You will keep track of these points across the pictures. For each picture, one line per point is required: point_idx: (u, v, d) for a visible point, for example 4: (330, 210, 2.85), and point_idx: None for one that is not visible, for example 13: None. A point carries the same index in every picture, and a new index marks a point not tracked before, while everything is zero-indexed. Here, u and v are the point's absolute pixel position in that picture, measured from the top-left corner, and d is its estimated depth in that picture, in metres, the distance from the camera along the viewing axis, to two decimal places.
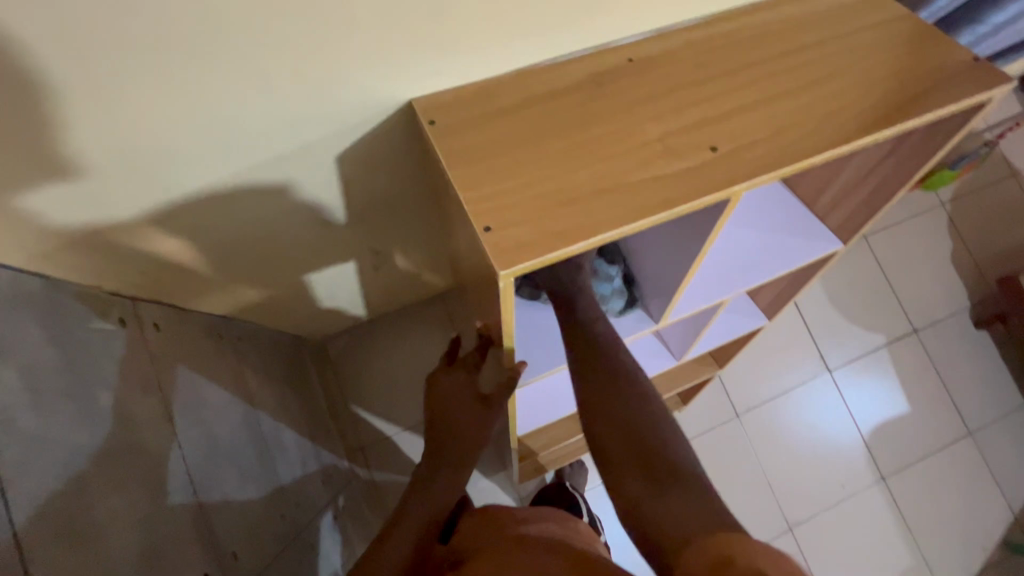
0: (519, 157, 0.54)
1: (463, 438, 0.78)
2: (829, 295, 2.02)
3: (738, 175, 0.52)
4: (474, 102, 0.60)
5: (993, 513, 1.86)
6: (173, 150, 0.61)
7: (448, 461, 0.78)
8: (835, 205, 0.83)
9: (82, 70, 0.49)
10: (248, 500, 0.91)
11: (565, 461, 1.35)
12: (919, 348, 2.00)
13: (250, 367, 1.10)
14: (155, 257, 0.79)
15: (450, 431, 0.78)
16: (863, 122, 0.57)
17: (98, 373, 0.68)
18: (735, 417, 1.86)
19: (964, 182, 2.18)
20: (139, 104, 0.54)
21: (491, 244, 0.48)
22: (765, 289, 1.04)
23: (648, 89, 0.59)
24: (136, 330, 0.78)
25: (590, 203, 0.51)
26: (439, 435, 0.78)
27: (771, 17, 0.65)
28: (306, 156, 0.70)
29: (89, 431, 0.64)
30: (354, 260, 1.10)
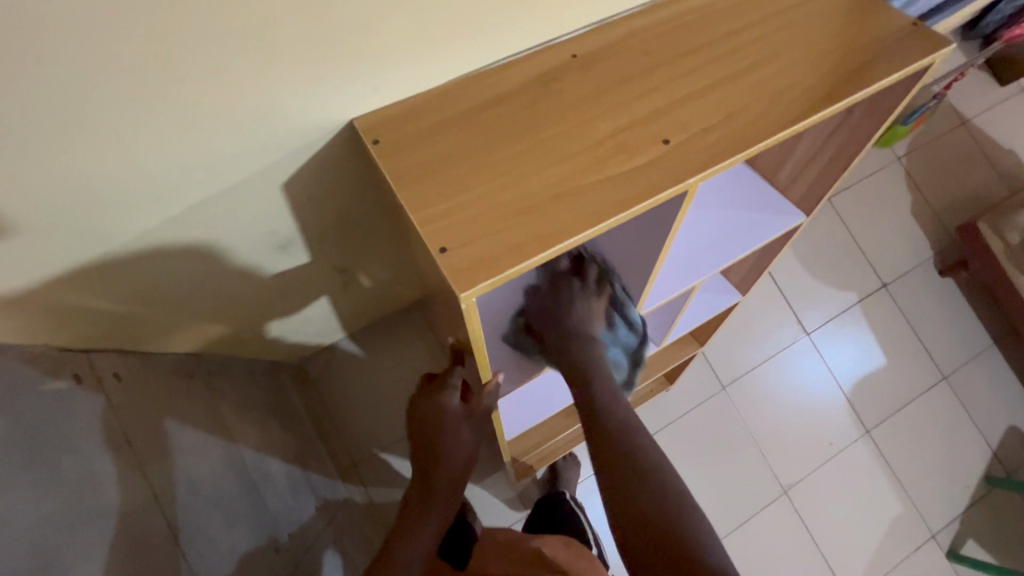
0: (469, 168, 0.52)
1: (454, 456, 0.77)
2: (800, 259, 2.06)
3: (692, 167, 0.51)
4: (418, 114, 0.58)
5: (973, 451, 1.93)
6: (106, 196, 0.58)
7: (441, 478, 0.78)
8: (795, 178, 0.83)
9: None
10: (235, 541, 0.89)
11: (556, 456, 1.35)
12: (889, 302, 2.05)
13: (226, 403, 1.06)
14: (104, 305, 0.75)
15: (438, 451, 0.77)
16: (811, 98, 0.56)
17: (57, 437, 0.64)
18: (722, 389, 1.89)
19: (916, 135, 2.23)
20: (56, 157, 0.51)
21: (447, 266, 0.46)
22: (736, 266, 1.04)
23: (595, 84, 0.57)
24: (95, 384, 0.74)
25: (545, 212, 0.49)
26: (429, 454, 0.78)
27: None
28: (251, 185, 0.67)
29: (53, 502, 0.60)
30: (322, 280, 1.07)
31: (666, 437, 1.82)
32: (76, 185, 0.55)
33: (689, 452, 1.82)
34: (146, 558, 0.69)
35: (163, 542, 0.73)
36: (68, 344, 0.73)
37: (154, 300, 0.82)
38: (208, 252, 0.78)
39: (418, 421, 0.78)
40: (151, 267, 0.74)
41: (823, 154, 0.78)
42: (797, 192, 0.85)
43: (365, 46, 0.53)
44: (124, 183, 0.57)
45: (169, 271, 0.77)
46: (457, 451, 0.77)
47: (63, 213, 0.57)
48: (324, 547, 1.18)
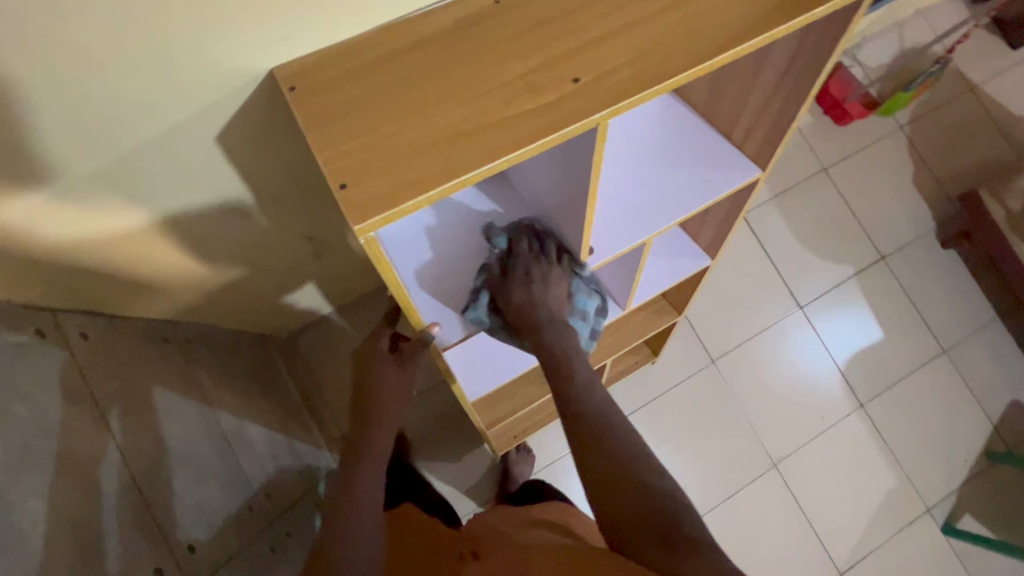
0: (377, 109, 0.53)
1: (390, 404, 0.83)
2: (793, 232, 2.02)
3: (599, 104, 0.51)
4: (338, 62, 0.59)
5: (973, 425, 1.89)
6: (39, 146, 0.60)
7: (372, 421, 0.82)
8: (749, 132, 0.82)
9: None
10: (205, 495, 0.93)
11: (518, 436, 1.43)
12: (887, 274, 2.01)
13: (203, 369, 1.10)
14: (63, 263, 0.78)
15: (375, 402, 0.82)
16: (728, 36, 0.56)
17: (14, 384, 0.68)
18: (711, 362, 1.88)
19: (919, 103, 2.16)
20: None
21: (344, 201, 0.47)
22: (703, 228, 1.03)
23: (512, 27, 0.57)
24: (59, 341, 0.78)
25: (446, 149, 0.50)
26: (366, 411, 0.82)
27: None
28: (190, 141, 0.69)
29: (6, 443, 0.64)
30: (290, 248, 1.09)
31: (654, 410, 1.82)
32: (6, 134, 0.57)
33: (677, 425, 1.82)
34: (102, 503, 0.73)
35: (123, 488, 0.77)
36: (33, 300, 0.77)
37: (118, 261, 0.85)
38: (162, 213, 0.80)
39: (356, 382, 0.85)
40: (108, 225, 0.77)
41: (773, 104, 0.77)
42: (753, 146, 0.84)
43: None
44: (53, 133, 0.60)
45: (123, 230, 0.80)
46: (393, 397, 0.83)
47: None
48: (301, 509, 1.23)
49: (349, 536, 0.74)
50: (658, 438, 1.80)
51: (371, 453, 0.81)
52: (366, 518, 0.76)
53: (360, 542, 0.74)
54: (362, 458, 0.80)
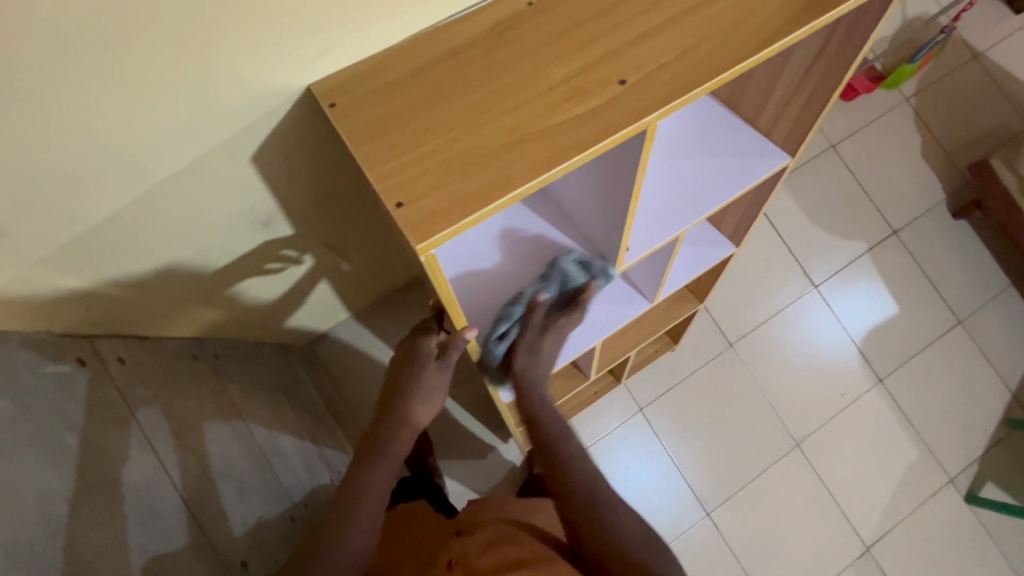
0: (423, 123, 0.52)
1: (418, 407, 0.82)
2: (804, 211, 2.01)
3: (649, 105, 0.51)
4: (375, 75, 0.58)
5: (992, 393, 1.90)
6: (76, 176, 0.59)
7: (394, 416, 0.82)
8: (777, 119, 0.82)
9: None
10: (250, 510, 0.93)
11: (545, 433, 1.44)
12: (900, 249, 2.00)
13: (233, 384, 1.10)
14: (100, 290, 0.78)
15: (401, 402, 0.81)
16: (772, 26, 0.55)
17: (63, 414, 0.68)
18: (729, 346, 1.88)
19: (925, 73, 2.14)
20: (16, 136, 0.52)
21: (404, 219, 0.47)
22: (727, 216, 1.03)
23: (550, 30, 0.56)
24: (100, 367, 0.78)
25: (501, 159, 0.49)
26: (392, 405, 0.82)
27: None
28: (221, 161, 0.68)
29: (62, 473, 0.64)
30: (313, 259, 1.08)
31: (675, 397, 1.83)
32: (45, 164, 0.56)
33: (698, 410, 1.82)
34: (162, 523, 0.74)
35: (176, 509, 0.77)
36: (69, 331, 0.77)
37: (150, 284, 0.85)
38: (195, 235, 0.80)
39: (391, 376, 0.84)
40: (144, 249, 0.77)
41: (803, 91, 0.76)
42: (781, 133, 0.83)
43: (314, 8, 0.53)
44: (92, 162, 0.59)
45: (156, 254, 0.79)
46: (425, 403, 0.82)
47: (39, 194, 0.59)
48: None
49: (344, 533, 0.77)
50: (680, 425, 1.80)
51: (385, 453, 0.82)
52: (372, 516, 0.80)
53: (353, 539, 0.77)
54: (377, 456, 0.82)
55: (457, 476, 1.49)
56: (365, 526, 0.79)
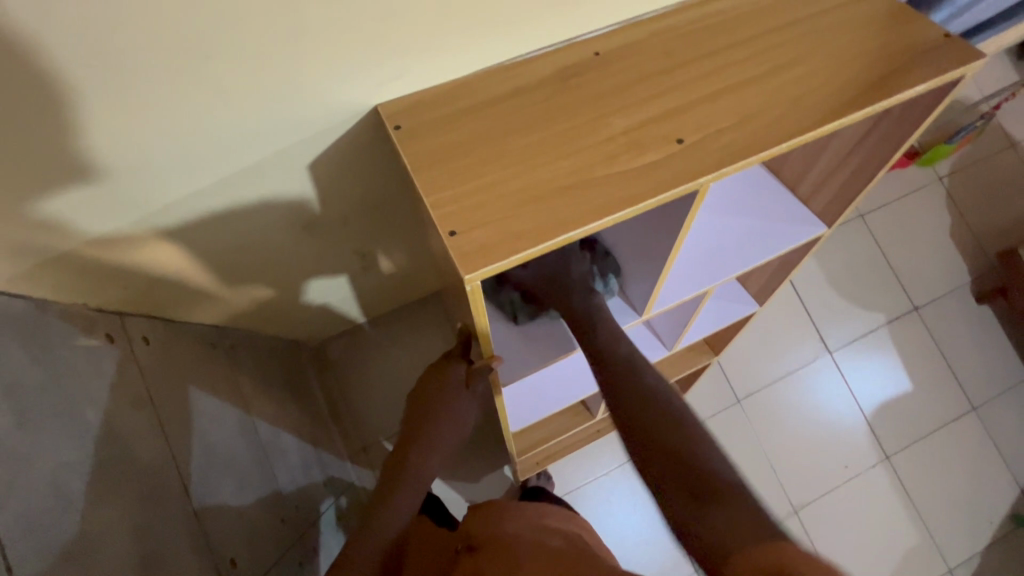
0: (483, 156, 0.54)
1: (445, 433, 0.84)
2: (826, 276, 2.01)
3: (705, 167, 0.52)
4: (438, 104, 0.60)
5: (1000, 487, 1.85)
6: (142, 164, 0.61)
7: (420, 442, 0.83)
8: (818, 188, 0.83)
9: (30, 87, 0.48)
10: (245, 507, 0.92)
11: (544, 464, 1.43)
12: (919, 326, 1.98)
13: (245, 376, 1.11)
14: (142, 270, 0.79)
15: (428, 427, 0.83)
16: (833, 104, 0.56)
17: (86, 387, 0.68)
18: (737, 402, 1.86)
19: (960, 156, 2.15)
20: (98, 122, 0.54)
21: (456, 248, 0.48)
22: (755, 275, 1.03)
23: (613, 82, 0.58)
24: (126, 344, 0.79)
25: (555, 201, 0.50)
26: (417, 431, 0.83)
27: (730, 5, 0.64)
28: (278, 164, 0.70)
29: (77, 446, 0.64)
30: (342, 263, 1.10)
31: None
32: (111, 145, 0.57)
33: None
34: (163, 510, 0.73)
35: (178, 496, 0.77)
36: (103, 305, 0.78)
37: (185, 269, 0.86)
38: (238, 228, 0.82)
39: (414, 402, 0.85)
40: (184, 232, 0.77)
41: (848, 165, 0.77)
42: (820, 202, 0.84)
43: (396, 35, 0.55)
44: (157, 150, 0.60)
45: (197, 243, 0.81)
46: (451, 429, 0.84)
47: (97, 172, 0.60)
48: (330, 520, 1.23)
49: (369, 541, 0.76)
50: None
51: (411, 478, 0.82)
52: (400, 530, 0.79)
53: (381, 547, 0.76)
54: (403, 481, 0.81)
55: (449, 497, 1.47)
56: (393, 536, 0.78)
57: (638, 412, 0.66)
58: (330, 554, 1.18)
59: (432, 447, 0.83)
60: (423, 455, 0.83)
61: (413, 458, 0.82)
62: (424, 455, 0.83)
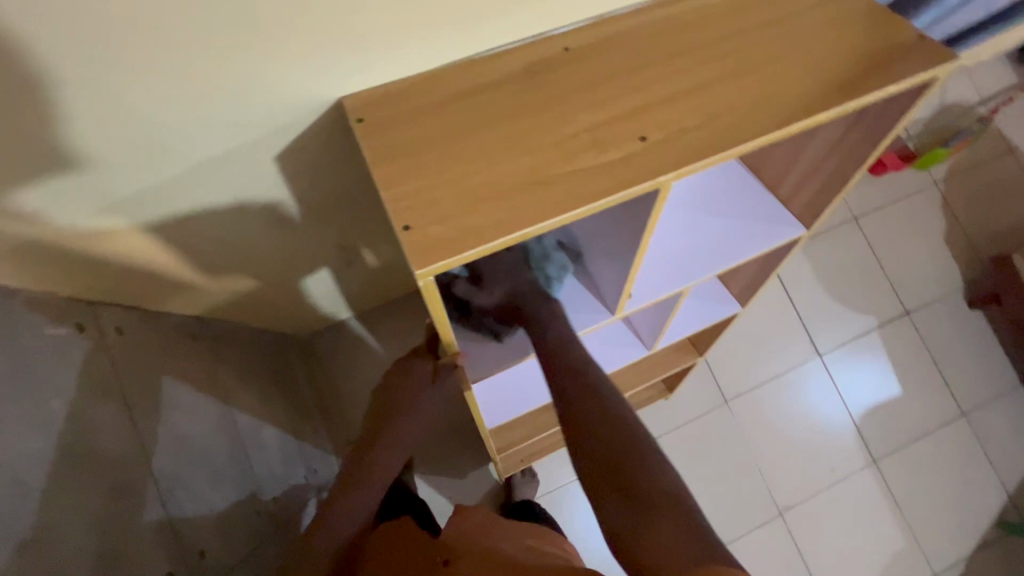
0: (443, 152, 0.53)
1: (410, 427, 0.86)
2: (818, 278, 2.00)
3: (666, 166, 0.51)
4: (404, 97, 0.59)
5: (988, 493, 1.84)
6: (106, 155, 0.60)
7: (384, 436, 0.85)
8: (797, 190, 0.82)
9: None
10: (219, 499, 0.92)
11: (526, 461, 1.43)
12: (910, 330, 1.98)
13: (225, 367, 1.11)
14: (114, 261, 0.79)
15: (393, 422, 0.85)
16: (801, 104, 0.55)
17: (52, 378, 0.68)
18: (725, 403, 1.86)
19: (956, 160, 2.14)
20: (57, 112, 0.53)
21: (409, 243, 0.48)
22: (737, 276, 1.02)
23: (579, 79, 0.58)
24: (97, 336, 0.79)
25: (512, 198, 0.50)
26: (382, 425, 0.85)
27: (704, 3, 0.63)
28: (246, 157, 0.69)
29: (39, 438, 0.64)
30: (323, 256, 1.10)
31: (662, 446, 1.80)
32: (71, 138, 0.56)
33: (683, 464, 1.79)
34: (129, 501, 0.73)
35: (145, 487, 0.76)
36: (76, 295, 0.78)
37: (159, 262, 0.85)
38: (212, 220, 0.81)
39: (381, 395, 0.85)
40: (156, 224, 0.77)
41: (826, 167, 0.76)
42: (800, 204, 0.83)
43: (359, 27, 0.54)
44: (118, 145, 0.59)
45: (167, 234, 0.80)
46: (416, 423, 0.86)
47: (59, 162, 0.59)
48: (309, 514, 1.23)
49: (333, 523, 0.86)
50: None
51: (375, 470, 0.87)
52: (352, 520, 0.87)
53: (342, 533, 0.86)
54: (365, 473, 0.86)
55: (433, 491, 1.47)
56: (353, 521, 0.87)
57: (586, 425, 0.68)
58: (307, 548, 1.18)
59: (396, 441, 0.87)
60: (388, 448, 0.87)
61: (377, 451, 0.86)
62: (388, 448, 0.87)
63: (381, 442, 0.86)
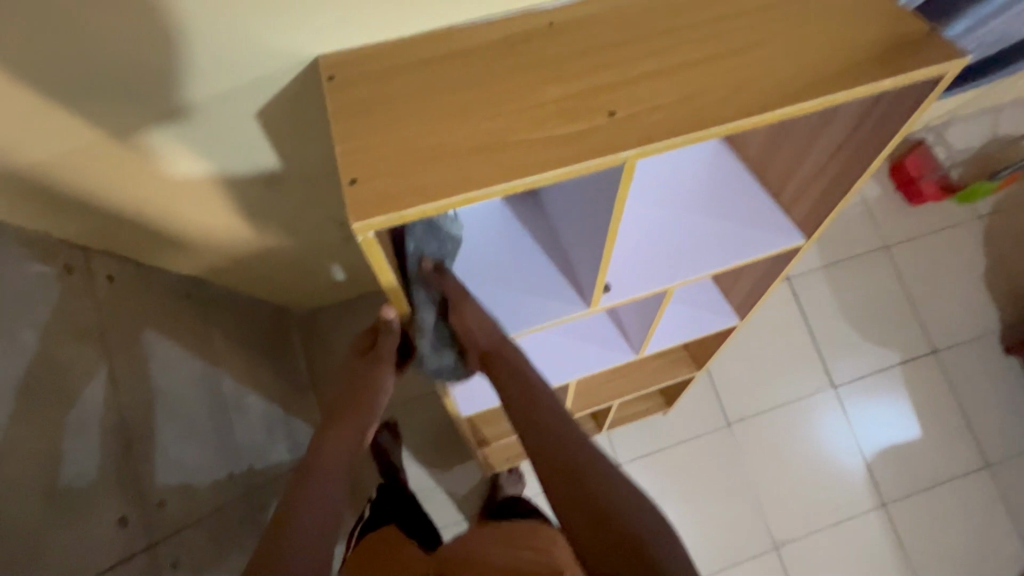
0: (404, 113, 0.52)
1: (362, 404, 0.78)
2: (841, 307, 1.90)
3: (629, 141, 0.49)
4: (379, 59, 0.59)
5: (1009, 553, 1.70)
6: (88, 109, 0.61)
7: (337, 415, 0.78)
8: (799, 196, 0.78)
9: None
10: (189, 455, 0.93)
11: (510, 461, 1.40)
12: (937, 371, 1.86)
13: (217, 330, 1.13)
14: (107, 214, 0.80)
15: (349, 401, 0.79)
16: (786, 91, 0.52)
17: (29, 313, 0.70)
18: (726, 425, 1.78)
19: (1004, 195, 2.00)
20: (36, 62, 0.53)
21: (352, 195, 0.47)
22: (737, 284, 0.98)
23: (557, 52, 0.56)
24: (85, 279, 0.81)
25: (464, 161, 0.49)
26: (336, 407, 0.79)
27: None
28: (230, 129, 0.68)
29: (4, 366, 0.65)
30: (320, 230, 1.10)
31: (656, 462, 1.74)
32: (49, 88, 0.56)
33: (677, 484, 1.73)
34: (89, 442, 0.73)
35: (108, 431, 0.77)
36: (70, 238, 0.80)
37: (151, 219, 0.86)
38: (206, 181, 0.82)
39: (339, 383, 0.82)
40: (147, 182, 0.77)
41: (827, 173, 0.72)
42: (801, 210, 0.79)
43: None
44: (98, 96, 0.59)
45: (156, 197, 0.81)
46: (367, 397, 0.79)
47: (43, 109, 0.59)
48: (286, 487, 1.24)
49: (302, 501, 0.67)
50: (657, 492, 1.71)
51: (332, 452, 0.74)
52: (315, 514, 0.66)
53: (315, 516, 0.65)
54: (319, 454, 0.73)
55: (416, 479, 1.46)
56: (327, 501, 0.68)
57: (537, 424, 0.67)
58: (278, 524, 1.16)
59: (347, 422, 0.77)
60: (339, 429, 0.77)
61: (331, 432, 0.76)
62: (340, 428, 0.77)
63: (333, 423, 0.77)
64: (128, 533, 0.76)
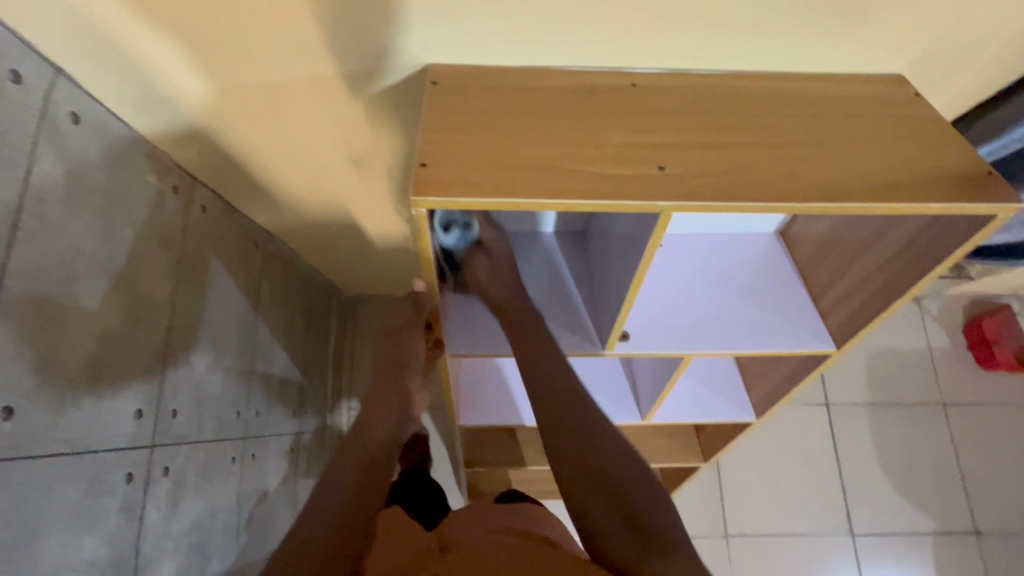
0: (484, 125, 0.60)
1: (401, 380, 0.81)
2: (879, 451, 1.77)
3: (671, 194, 0.54)
4: (478, 80, 0.67)
5: None
6: (233, 66, 0.72)
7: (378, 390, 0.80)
8: (837, 305, 0.79)
9: None
10: (209, 380, 1.00)
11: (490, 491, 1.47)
12: (974, 554, 1.67)
13: (271, 282, 1.24)
14: (220, 154, 0.92)
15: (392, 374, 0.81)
16: (831, 189, 0.56)
17: (133, 211, 0.81)
18: (723, 535, 1.68)
19: None
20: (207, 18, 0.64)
21: (420, 175, 0.54)
22: (762, 381, 0.97)
23: (630, 109, 0.63)
24: (184, 201, 0.94)
25: (522, 173, 0.55)
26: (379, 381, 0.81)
27: (775, 87, 0.66)
28: (340, 104, 0.79)
29: (99, 248, 0.75)
30: (387, 222, 1.20)
31: None
32: (210, 42, 0.68)
33: None
34: (138, 335, 0.82)
35: (155, 332, 0.86)
36: (183, 165, 0.93)
37: (251, 171, 0.98)
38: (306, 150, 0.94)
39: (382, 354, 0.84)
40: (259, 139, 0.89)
41: (868, 287, 0.73)
42: (836, 319, 0.79)
43: None
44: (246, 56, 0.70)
45: (262, 154, 0.93)
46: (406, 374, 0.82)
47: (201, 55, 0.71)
48: (281, 446, 1.30)
49: (339, 489, 0.68)
50: None
51: (371, 426, 0.76)
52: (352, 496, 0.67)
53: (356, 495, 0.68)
54: (360, 429, 0.76)
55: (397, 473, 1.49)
56: (372, 474, 0.71)
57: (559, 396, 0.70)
58: (263, 479, 1.20)
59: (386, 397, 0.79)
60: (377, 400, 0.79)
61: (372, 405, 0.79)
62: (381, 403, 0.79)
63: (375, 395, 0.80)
64: (138, 425, 0.82)
